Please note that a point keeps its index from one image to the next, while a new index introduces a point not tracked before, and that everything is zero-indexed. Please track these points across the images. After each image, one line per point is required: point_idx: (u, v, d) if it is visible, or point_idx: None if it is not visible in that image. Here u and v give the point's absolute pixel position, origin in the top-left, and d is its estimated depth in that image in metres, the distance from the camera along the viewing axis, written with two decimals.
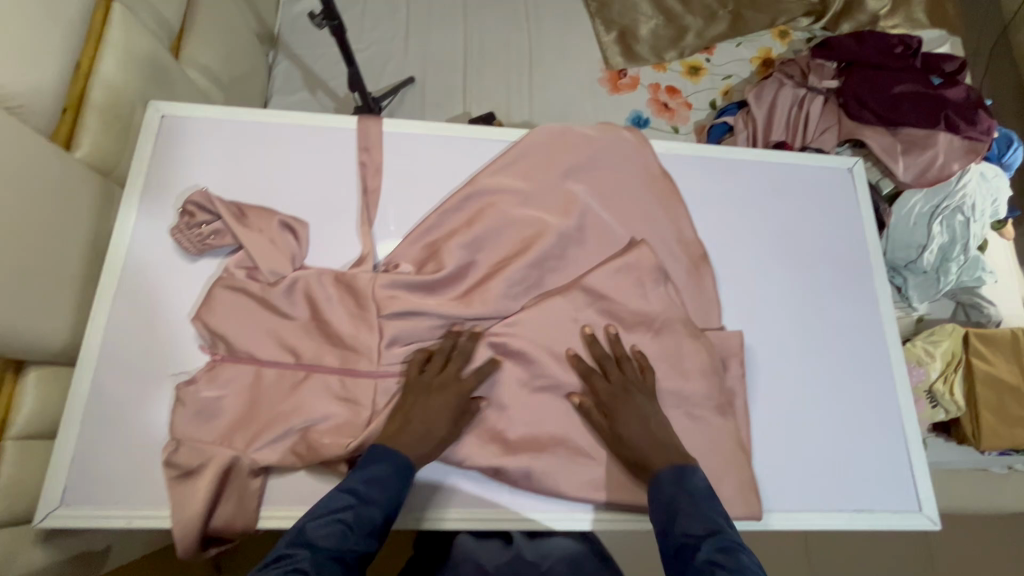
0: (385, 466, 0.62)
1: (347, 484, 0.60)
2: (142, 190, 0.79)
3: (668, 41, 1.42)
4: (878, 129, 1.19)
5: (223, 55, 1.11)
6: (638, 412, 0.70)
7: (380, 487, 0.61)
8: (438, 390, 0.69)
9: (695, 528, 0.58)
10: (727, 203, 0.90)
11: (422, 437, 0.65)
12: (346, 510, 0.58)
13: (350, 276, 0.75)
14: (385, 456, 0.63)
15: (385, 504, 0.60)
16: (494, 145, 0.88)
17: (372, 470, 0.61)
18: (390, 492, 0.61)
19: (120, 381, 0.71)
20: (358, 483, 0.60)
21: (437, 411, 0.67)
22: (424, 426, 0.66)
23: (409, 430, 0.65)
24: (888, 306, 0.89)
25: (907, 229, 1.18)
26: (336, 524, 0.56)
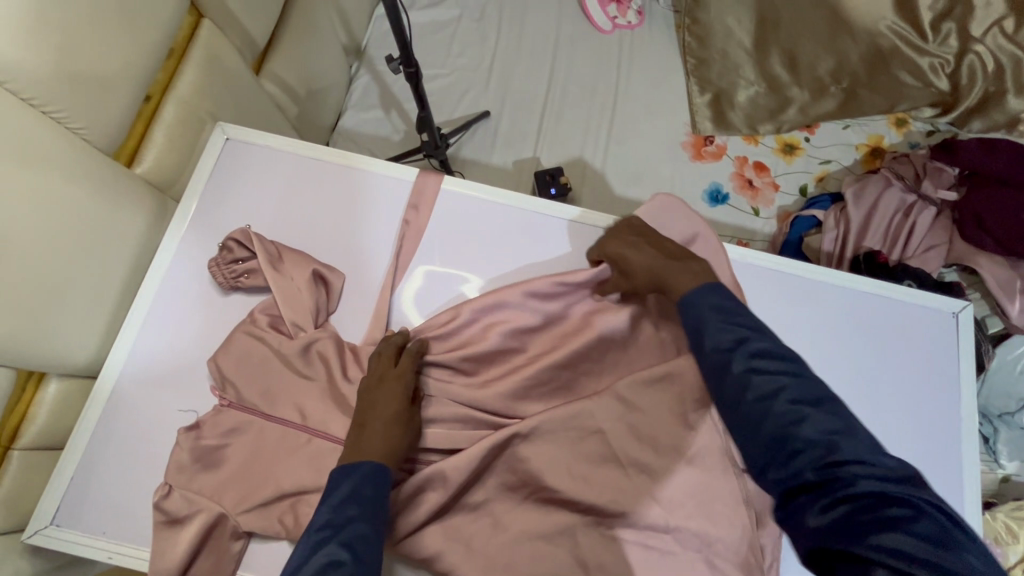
0: (355, 481, 0.56)
1: (317, 523, 0.52)
2: (193, 213, 0.79)
3: (767, 112, 1.30)
4: (995, 258, 1.04)
5: (305, 69, 1.10)
6: (627, 241, 0.71)
7: (357, 502, 0.54)
8: (384, 386, 0.66)
9: (725, 339, 0.56)
10: (800, 331, 0.79)
11: (383, 433, 0.61)
12: (329, 543, 0.50)
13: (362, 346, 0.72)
14: (351, 466, 0.58)
15: (367, 516, 0.53)
16: (551, 220, 0.82)
17: (341, 492, 0.55)
18: (366, 505, 0.55)
19: (132, 405, 0.70)
20: (330, 513, 0.53)
21: (387, 402, 0.64)
22: (381, 422, 0.62)
23: (368, 430, 0.62)
24: (975, 490, 0.75)
25: (1011, 376, 1.03)
26: (324, 560, 0.48)
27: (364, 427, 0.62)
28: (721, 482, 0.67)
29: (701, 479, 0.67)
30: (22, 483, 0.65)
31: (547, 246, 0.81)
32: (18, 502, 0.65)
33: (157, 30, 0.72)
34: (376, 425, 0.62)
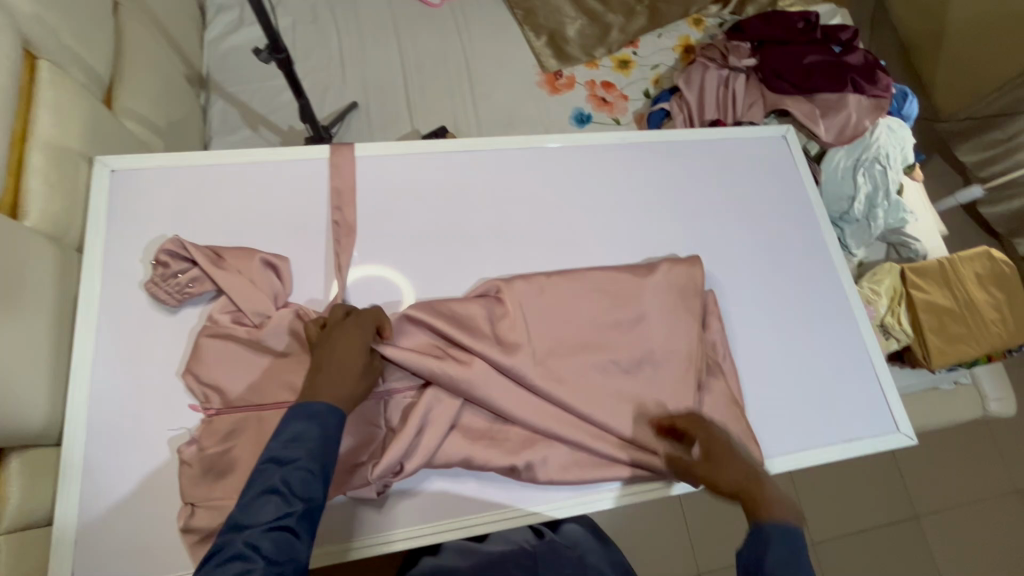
0: (309, 426, 0.60)
1: (268, 455, 0.58)
2: (105, 251, 0.76)
3: (596, 39, 1.48)
4: (797, 98, 1.30)
5: (156, 101, 1.05)
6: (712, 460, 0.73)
7: (302, 446, 0.59)
8: (338, 333, 0.67)
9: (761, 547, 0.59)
10: (683, 182, 0.97)
11: (339, 382, 0.64)
12: (273, 479, 0.56)
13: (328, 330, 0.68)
14: (306, 406, 0.61)
15: (312, 459, 0.58)
16: (461, 154, 0.92)
17: (294, 431, 0.59)
18: (313, 447, 0.59)
19: (113, 452, 0.68)
20: (279, 450, 0.58)
21: (341, 350, 0.66)
22: (336, 370, 0.64)
23: (326, 381, 0.64)
24: (839, 252, 0.97)
25: (837, 182, 1.29)
26: (265, 496, 0.55)
27: (318, 371, 0.64)
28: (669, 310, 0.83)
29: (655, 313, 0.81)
30: (20, 566, 0.61)
31: (468, 178, 0.91)
32: None
33: (1, 74, 0.68)
34: (327, 369, 0.64)
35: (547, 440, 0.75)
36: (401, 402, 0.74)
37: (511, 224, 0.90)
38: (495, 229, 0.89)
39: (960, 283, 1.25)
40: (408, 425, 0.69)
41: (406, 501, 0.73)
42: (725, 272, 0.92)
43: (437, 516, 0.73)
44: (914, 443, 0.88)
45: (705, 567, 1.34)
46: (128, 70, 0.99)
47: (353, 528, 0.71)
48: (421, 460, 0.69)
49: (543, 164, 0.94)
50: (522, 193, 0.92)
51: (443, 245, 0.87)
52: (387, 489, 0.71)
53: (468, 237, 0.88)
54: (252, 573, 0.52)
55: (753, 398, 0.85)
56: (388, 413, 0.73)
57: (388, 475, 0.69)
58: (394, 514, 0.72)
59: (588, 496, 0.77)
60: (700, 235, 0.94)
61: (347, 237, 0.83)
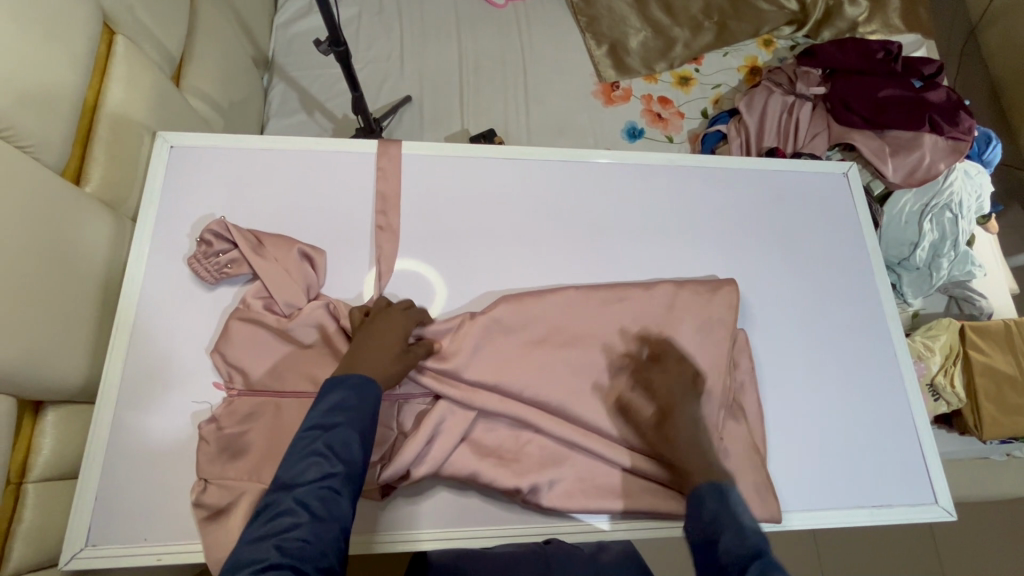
0: (352, 395, 0.61)
1: (312, 419, 0.59)
2: (155, 222, 0.79)
3: (658, 53, 1.45)
4: (866, 132, 1.23)
5: (221, 81, 1.09)
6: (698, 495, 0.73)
7: (344, 411, 0.60)
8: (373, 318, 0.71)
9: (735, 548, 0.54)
10: (731, 212, 0.93)
11: (375, 359, 0.66)
12: (317, 442, 0.57)
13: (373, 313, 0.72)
14: (341, 378, 0.62)
15: (353, 423, 0.59)
16: (503, 161, 0.91)
17: (336, 398, 0.61)
18: (354, 413, 0.60)
19: (139, 418, 0.71)
20: (320, 416, 0.59)
21: (375, 331, 0.69)
22: (374, 349, 0.67)
23: (364, 356, 0.66)
24: (891, 303, 0.91)
25: (899, 227, 1.21)
26: (311, 456, 0.56)
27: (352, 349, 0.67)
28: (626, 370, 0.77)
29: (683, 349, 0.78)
30: (42, 514, 0.65)
31: (508, 186, 0.90)
32: (42, 535, 0.65)
33: (82, 49, 0.72)
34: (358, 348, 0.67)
35: (556, 465, 0.74)
36: (415, 407, 0.75)
37: (547, 238, 0.88)
38: (530, 241, 0.88)
39: None
40: (420, 432, 0.70)
41: (409, 505, 0.73)
42: (762, 310, 0.88)
43: (437, 522, 0.72)
44: (953, 519, 0.81)
45: None
46: (198, 49, 1.03)
47: (354, 524, 0.71)
48: (429, 469, 0.70)
49: (586, 178, 0.92)
50: (562, 207, 0.90)
51: (477, 251, 0.86)
52: (391, 490, 0.72)
53: (503, 247, 0.87)
54: (300, 530, 0.52)
55: (778, 448, 0.81)
56: (401, 417, 0.73)
57: (395, 478, 0.69)
58: (397, 518, 0.72)
59: (593, 524, 0.75)
60: (742, 269, 0.90)
61: (385, 234, 0.84)
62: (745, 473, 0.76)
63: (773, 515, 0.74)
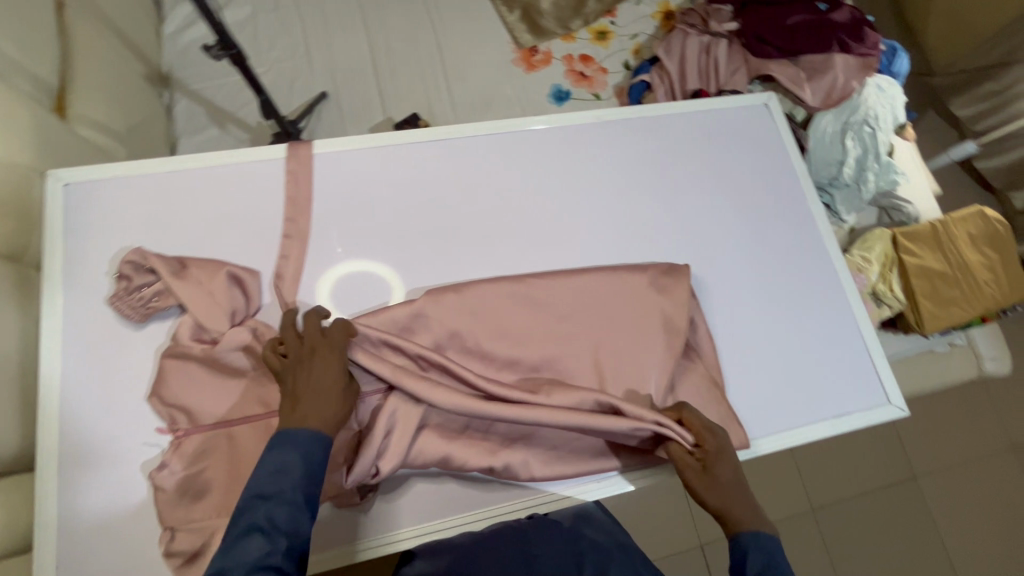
0: (294, 455, 0.57)
1: (252, 488, 0.55)
2: (63, 269, 0.73)
3: (571, 11, 1.42)
4: (781, 62, 1.25)
5: (114, 105, 1.01)
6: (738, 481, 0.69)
7: (288, 476, 0.56)
8: (308, 355, 0.64)
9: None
10: (663, 160, 0.94)
11: (322, 407, 0.61)
12: (258, 514, 0.54)
13: (300, 347, 0.64)
14: (292, 436, 0.58)
15: (299, 491, 0.56)
16: (427, 145, 0.88)
17: (282, 459, 0.57)
18: (298, 478, 0.57)
19: (88, 476, 0.67)
20: (261, 484, 0.55)
21: (320, 370, 0.63)
22: (316, 393, 0.61)
23: (308, 405, 0.61)
24: (824, 222, 0.95)
25: (826, 147, 1.25)
26: (252, 531, 0.52)
27: (297, 395, 0.61)
28: (631, 355, 0.78)
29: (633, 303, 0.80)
30: None
31: (437, 169, 0.88)
32: None
33: None
34: (311, 398, 0.61)
35: (528, 439, 0.74)
36: (370, 403, 0.71)
37: (485, 215, 0.87)
38: (468, 221, 0.86)
39: (953, 246, 1.22)
40: (376, 428, 0.67)
41: (390, 504, 0.72)
42: (706, 251, 0.90)
43: (414, 515, 0.72)
44: (905, 414, 0.86)
45: (708, 539, 1.36)
46: (79, 74, 0.94)
47: (338, 534, 0.70)
48: (394, 462, 0.68)
49: (516, 148, 0.91)
50: (496, 181, 0.89)
51: (417, 241, 0.84)
52: (370, 492, 0.71)
53: (442, 232, 0.85)
54: None
55: (737, 380, 0.83)
56: (358, 415, 0.71)
57: (364, 478, 0.68)
58: (380, 519, 0.71)
59: (577, 488, 0.76)
60: (680, 215, 0.91)
61: (298, 225, 0.80)
62: (710, 408, 0.78)
63: (742, 445, 0.77)
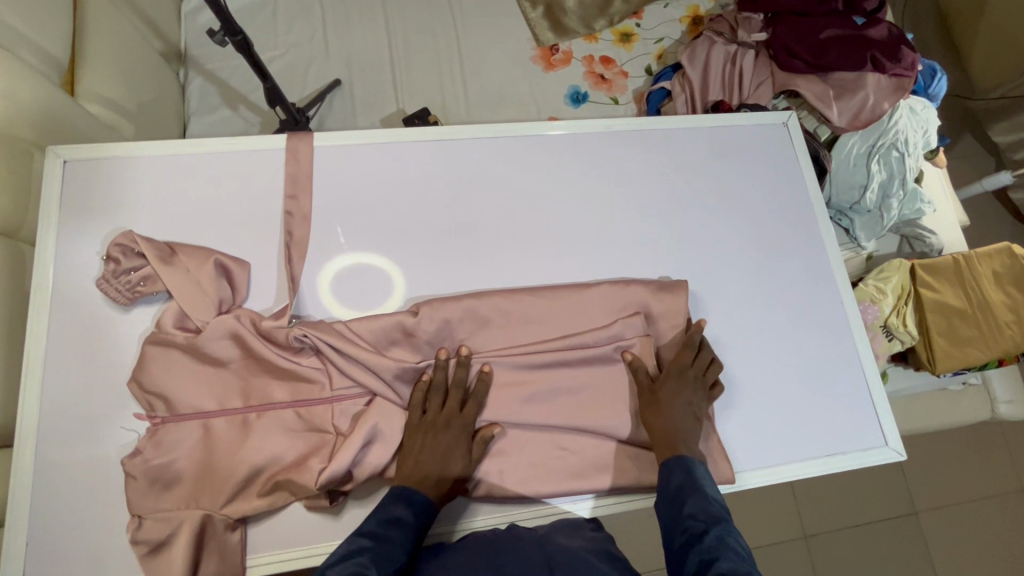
0: (405, 506, 0.62)
1: (365, 529, 0.58)
2: (55, 249, 0.73)
3: (596, 10, 1.38)
4: (809, 78, 1.20)
5: (125, 82, 1.01)
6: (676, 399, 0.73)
7: (400, 527, 0.60)
8: (446, 426, 0.68)
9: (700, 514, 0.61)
10: (670, 176, 0.90)
11: (437, 478, 0.66)
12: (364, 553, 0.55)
13: (432, 415, 0.69)
14: (404, 499, 0.62)
15: (405, 545, 0.58)
16: (431, 143, 0.86)
17: (394, 512, 0.61)
18: (409, 531, 0.60)
19: (65, 455, 0.67)
20: (376, 525, 0.59)
21: (443, 447, 0.67)
22: (434, 466, 0.66)
23: (422, 475, 0.65)
24: (836, 252, 0.91)
25: (849, 170, 1.20)
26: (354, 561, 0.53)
27: (416, 465, 0.66)
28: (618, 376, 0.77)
29: (624, 323, 0.77)
30: None
31: (439, 169, 0.86)
32: None
33: None
34: (429, 470, 0.66)
35: (505, 454, 0.73)
36: (351, 408, 0.71)
37: (483, 220, 0.85)
38: (465, 225, 0.84)
39: (974, 282, 1.17)
40: (358, 431, 0.67)
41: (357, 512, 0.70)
42: (706, 272, 0.86)
43: None
44: (903, 459, 0.83)
45: None
46: (90, 50, 0.94)
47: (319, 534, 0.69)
48: (370, 470, 0.67)
49: (521, 152, 0.88)
50: (497, 185, 0.87)
51: (411, 241, 0.82)
52: (341, 498, 0.69)
53: (438, 235, 0.83)
54: None
55: (728, 410, 0.81)
56: (337, 418, 0.70)
57: (336, 484, 0.66)
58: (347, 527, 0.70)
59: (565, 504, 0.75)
60: (685, 234, 0.88)
61: (295, 215, 0.79)
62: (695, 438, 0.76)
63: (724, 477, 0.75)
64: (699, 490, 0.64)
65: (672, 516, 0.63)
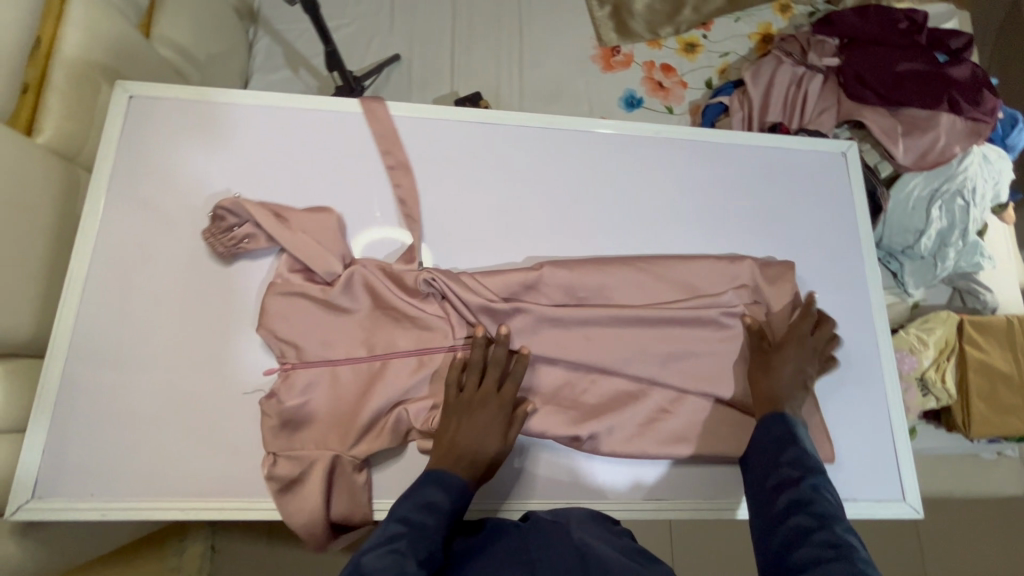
0: (437, 488, 0.62)
1: (398, 514, 0.58)
2: (109, 177, 0.77)
3: (664, 17, 1.37)
4: (878, 109, 1.15)
5: (197, 31, 1.04)
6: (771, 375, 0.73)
7: (434, 510, 0.59)
8: (482, 405, 0.68)
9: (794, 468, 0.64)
10: (715, 191, 0.88)
11: (475, 455, 0.65)
12: (400, 537, 0.55)
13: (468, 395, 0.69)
14: (440, 478, 0.63)
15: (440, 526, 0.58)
16: (478, 125, 0.86)
17: (428, 497, 0.61)
18: (442, 515, 0.59)
19: (90, 373, 0.70)
20: (410, 509, 0.59)
21: (480, 426, 0.67)
22: (470, 444, 0.66)
23: (460, 452, 0.65)
24: (879, 292, 0.86)
25: (906, 212, 1.14)
26: (391, 548, 0.53)
27: (454, 441, 0.66)
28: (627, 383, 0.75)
29: (736, 293, 0.78)
30: None
31: (483, 152, 0.86)
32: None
33: None
34: (468, 448, 0.66)
35: None
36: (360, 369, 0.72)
37: (517, 208, 0.84)
38: (499, 210, 0.84)
39: None
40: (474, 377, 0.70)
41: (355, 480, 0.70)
42: None
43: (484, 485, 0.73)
44: (918, 517, 0.79)
45: None
46: None
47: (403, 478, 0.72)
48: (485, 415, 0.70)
49: (566, 145, 0.88)
50: (537, 175, 0.86)
51: (444, 218, 0.82)
52: None
53: (471, 217, 0.83)
54: None
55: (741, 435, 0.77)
56: (456, 367, 0.74)
57: None
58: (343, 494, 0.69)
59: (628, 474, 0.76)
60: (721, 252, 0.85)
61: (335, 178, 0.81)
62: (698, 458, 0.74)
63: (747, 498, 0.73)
64: (799, 445, 0.67)
65: (769, 464, 0.66)
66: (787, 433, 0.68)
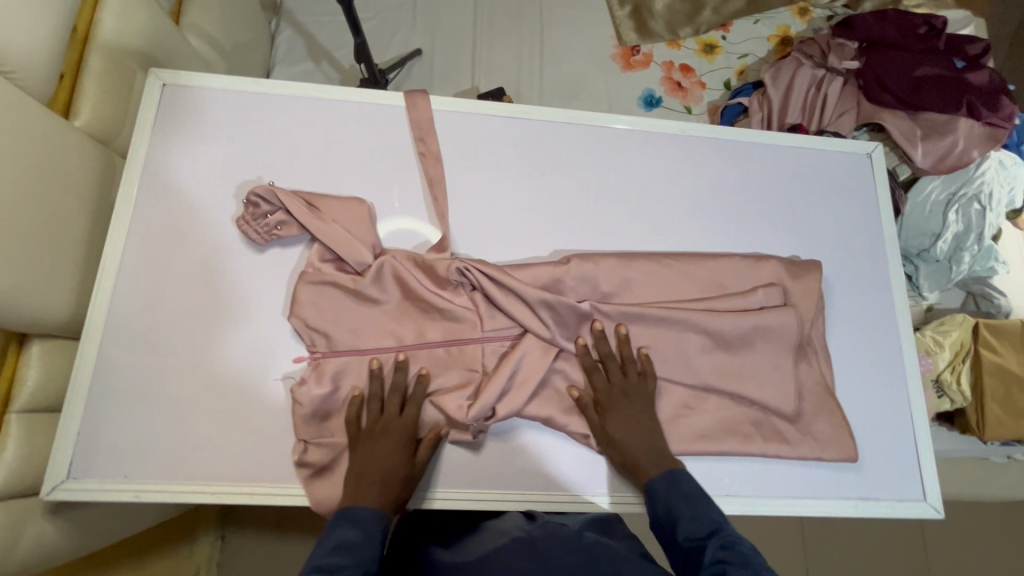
0: (353, 528, 0.62)
1: (314, 561, 0.58)
2: (143, 163, 0.77)
3: (684, 17, 1.37)
4: (897, 113, 1.15)
5: (224, 22, 1.05)
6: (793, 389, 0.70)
7: (345, 552, 0.59)
8: (387, 434, 0.69)
9: (696, 531, 0.63)
10: (740, 191, 0.89)
11: (382, 487, 0.66)
12: None
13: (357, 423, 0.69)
14: (350, 515, 0.63)
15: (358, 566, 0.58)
16: (505, 120, 0.87)
17: (340, 539, 0.60)
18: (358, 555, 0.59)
19: (123, 357, 0.71)
20: (327, 553, 0.59)
21: (384, 455, 0.68)
22: (382, 477, 0.66)
23: (365, 485, 0.66)
24: (902, 294, 0.87)
25: (923, 216, 1.16)
26: None
27: (360, 476, 0.66)
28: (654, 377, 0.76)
29: (764, 293, 0.79)
30: (30, 445, 0.66)
31: (510, 146, 0.86)
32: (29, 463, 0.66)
33: None
34: (373, 481, 0.66)
35: None
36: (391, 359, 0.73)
37: (544, 203, 0.85)
38: (526, 205, 0.85)
39: None
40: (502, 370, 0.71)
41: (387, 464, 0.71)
42: None
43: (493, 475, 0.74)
44: (940, 517, 0.79)
45: None
46: None
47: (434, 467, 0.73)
48: (512, 407, 0.70)
49: (592, 141, 0.88)
50: (563, 171, 0.87)
51: (472, 211, 0.83)
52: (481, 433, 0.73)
53: (498, 210, 0.84)
54: None
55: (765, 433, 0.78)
56: (485, 358, 0.74)
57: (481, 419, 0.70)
58: None
59: None
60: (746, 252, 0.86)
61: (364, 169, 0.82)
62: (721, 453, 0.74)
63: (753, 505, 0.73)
64: (702, 501, 0.67)
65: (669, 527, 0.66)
66: (682, 494, 0.68)
